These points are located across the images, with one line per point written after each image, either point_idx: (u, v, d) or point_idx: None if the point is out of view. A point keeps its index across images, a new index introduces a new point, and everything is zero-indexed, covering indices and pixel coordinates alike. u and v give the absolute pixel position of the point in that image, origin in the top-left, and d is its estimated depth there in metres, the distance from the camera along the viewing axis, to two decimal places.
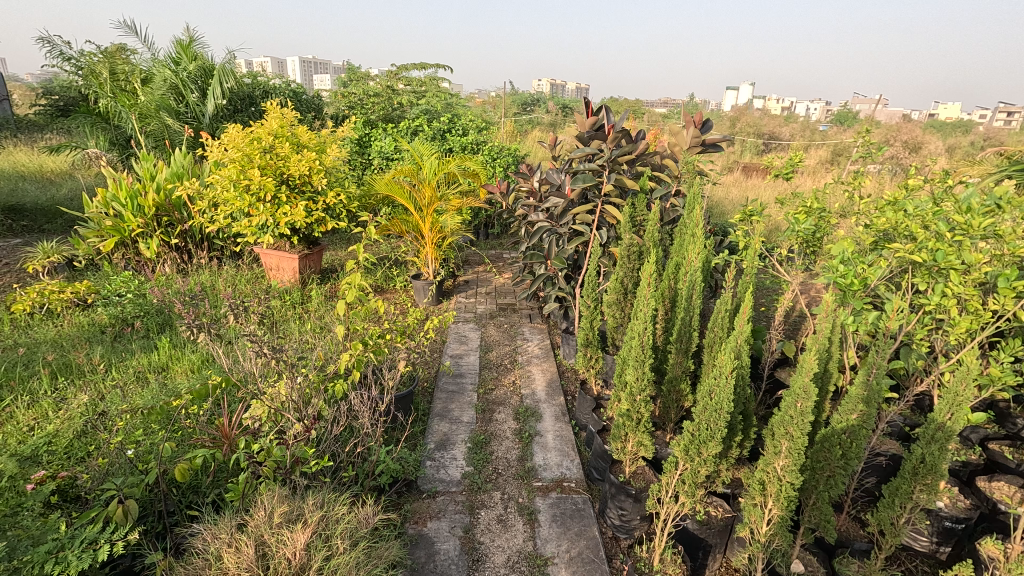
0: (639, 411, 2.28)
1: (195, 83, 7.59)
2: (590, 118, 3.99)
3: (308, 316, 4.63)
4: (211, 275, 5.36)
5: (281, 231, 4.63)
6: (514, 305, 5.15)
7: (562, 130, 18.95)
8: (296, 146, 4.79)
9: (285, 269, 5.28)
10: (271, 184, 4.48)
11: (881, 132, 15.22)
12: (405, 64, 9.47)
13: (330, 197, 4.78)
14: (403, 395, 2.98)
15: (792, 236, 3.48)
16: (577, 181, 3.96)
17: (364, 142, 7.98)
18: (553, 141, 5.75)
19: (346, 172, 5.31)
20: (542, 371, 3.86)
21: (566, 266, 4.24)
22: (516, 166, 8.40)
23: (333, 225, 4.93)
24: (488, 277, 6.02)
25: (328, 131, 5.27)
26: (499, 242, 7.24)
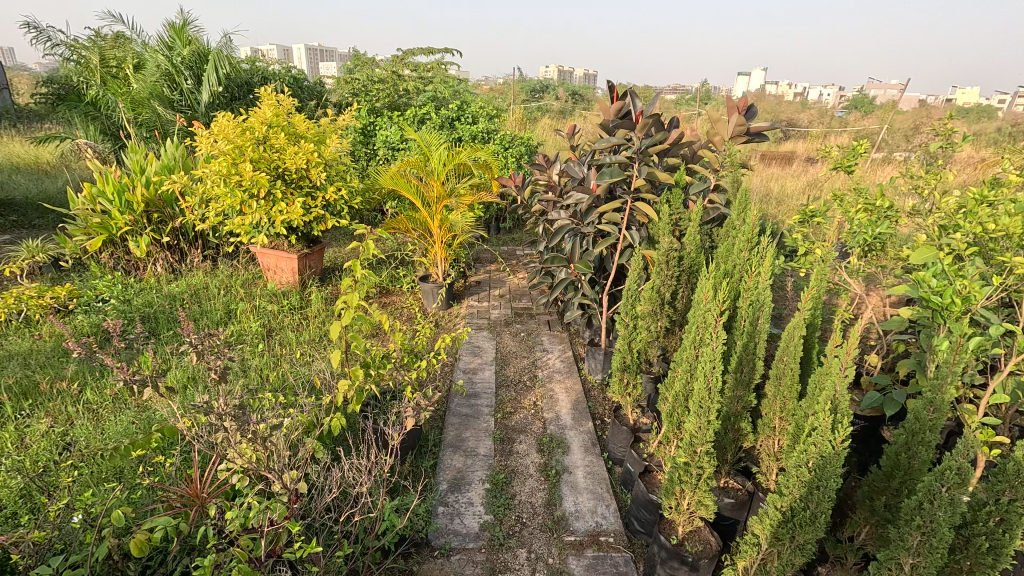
0: (701, 466, 1.86)
1: (190, 70, 7.18)
2: (615, 104, 3.56)
3: (306, 325, 4.24)
4: (204, 277, 4.99)
5: (276, 230, 4.22)
6: (530, 311, 4.74)
7: (574, 117, 18.36)
8: (294, 137, 4.37)
9: (285, 271, 4.92)
10: (265, 179, 4.05)
11: (907, 119, 14.56)
12: (412, 47, 9.03)
13: (330, 192, 4.35)
14: (414, 426, 2.60)
15: (857, 240, 3.04)
16: (603, 176, 3.52)
17: (368, 131, 7.57)
18: (572, 130, 5.31)
19: (348, 165, 4.89)
20: (566, 390, 3.46)
21: (591, 272, 3.81)
22: (530, 156, 7.95)
23: (333, 223, 4.50)
24: (502, 278, 5.60)
25: (329, 120, 4.84)
26: (511, 237, 6.84)
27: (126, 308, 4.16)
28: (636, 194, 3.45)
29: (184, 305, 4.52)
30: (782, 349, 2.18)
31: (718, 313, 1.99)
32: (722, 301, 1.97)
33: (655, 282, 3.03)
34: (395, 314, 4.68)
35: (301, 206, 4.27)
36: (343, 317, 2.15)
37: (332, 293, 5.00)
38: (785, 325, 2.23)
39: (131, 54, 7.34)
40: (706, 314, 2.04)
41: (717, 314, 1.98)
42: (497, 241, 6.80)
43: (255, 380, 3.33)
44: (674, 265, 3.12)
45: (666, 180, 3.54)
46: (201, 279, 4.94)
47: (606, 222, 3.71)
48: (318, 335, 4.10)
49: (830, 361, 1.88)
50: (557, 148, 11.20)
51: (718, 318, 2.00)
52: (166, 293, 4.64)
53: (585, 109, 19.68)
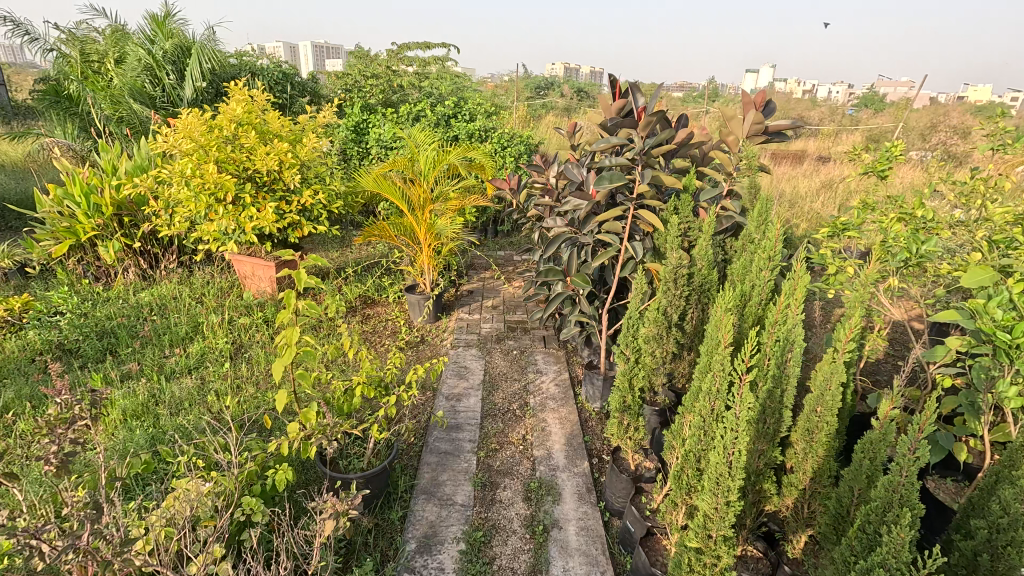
0: (717, 554, 1.48)
1: (173, 64, 6.83)
2: (615, 101, 3.18)
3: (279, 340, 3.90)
4: (175, 286, 4.66)
5: (246, 238, 3.86)
6: (524, 325, 4.37)
7: (578, 114, 17.94)
8: (267, 136, 4.02)
9: (262, 279, 4.61)
10: (232, 182, 3.69)
11: (922, 117, 14.08)
12: (408, 42, 8.66)
13: (306, 196, 3.99)
14: (376, 473, 2.24)
15: (895, 258, 2.64)
16: (603, 181, 3.13)
17: (360, 129, 7.24)
18: (572, 129, 4.94)
19: (330, 165, 4.53)
20: (560, 421, 3.08)
21: (590, 287, 3.43)
22: (530, 155, 7.57)
23: (310, 230, 4.14)
24: (496, 287, 5.22)
25: (309, 118, 4.49)
26: (509, 241, 6.47)
27: (81, 322, 3.81)
28: (639, 202, 3.06)
29: (150, 317, 4.18)
30: (813, 396, 1.79)
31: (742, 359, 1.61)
32: (747, 347, 1.59)
33: (660, 303, 2.65)
34: (378, 328, 4.32)
35: (274, 211, 3.92)
36: (283, 355, 1.79)
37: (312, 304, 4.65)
38: (818, 366, 1.84)
39: (112, 47, 6.99)
40: (723, 356, 1.66)
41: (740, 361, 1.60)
42: (493, 246, 6.42)
43: (212, 407, 2.99)
44: (683, 284, 2.74)
45: (673, 185, 3.15)
46: (172, 288, 4.61)
47: (605, 232, 3.33)
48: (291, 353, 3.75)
49: (885, 424, 1.47)
50: (559, 146, 10.83)
51: (743, 365, 1.62)
52: (131, 304, 4.30)
53: (589, 106, 19.26)
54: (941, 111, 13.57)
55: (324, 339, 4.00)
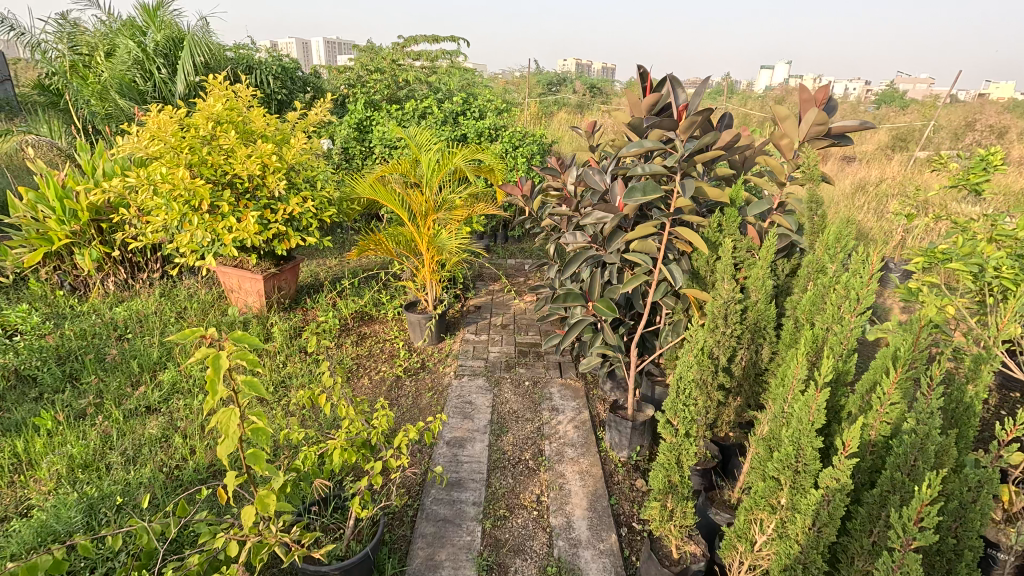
0: None
1: (165, 58, 6.43)
2: (647, 97, 2.71)
3: (261, 367, 3.47)
4: (155, 300, 4.25)
5: (225, 252, 3.43)
6: (537, 349, 3.90)
7: (592, 112, 17.42)
8: (250, 136, 3.59)
9: (250, 292, 4.25)
10: (206, 189, 3.26)
11: (955, 116, 13.37)
12: (416, 35, 8.20)
13: (292, 204, 3.54)
14: (354, 564, 1.79)
15: (1005, 293, 2.12)
16: (633, 194, 2.64)
17: (363, 127, 6.80)
18: (591, 127, 4.67)
19: (323, 168, 4.11)
20: (580, 477, 2.61)
21: (617, 314, 2.94)
22: (544, 155, 7.08)
23: (298, 242, 3.69)
24: (506, 303, 4.76)
25: (299, 116, 4.06)
26: (520, 250, 6.01)
27: (41, 345, 3.39)
28: (676, 223, 2.59)
29: (122, 337, 3.77)
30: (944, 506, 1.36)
31: (913, 513, 1.19)
32: (927, 503, 1.17)
33: (707, 345, 2.17)
34: (375, 352, 3.88)
35: (257, 221, 3.48)
36: (223, 441, 1.34)
37: (303, 322, 4.22)
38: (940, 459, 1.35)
39: (101, 39, 6.60)
40: (850, 468, 1.25)
41: (913, 514, 1.19)
42: (502, 254, 5.96)
43: (176, 455, 2.56)
44: (735, 320, 2.25)
45: (717, 198, 2.66)
46: (151, 301, 4.20)
47: (635, 251, 2.84)
48: (275, 383, 3.33)
49: None
50: (573, 145, 10.32)
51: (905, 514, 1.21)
52: (103, 320, 3.90)
53: (603, 103, 18.72)
54: (976, 111, 12.85)
55: (313, 366, 3.57)
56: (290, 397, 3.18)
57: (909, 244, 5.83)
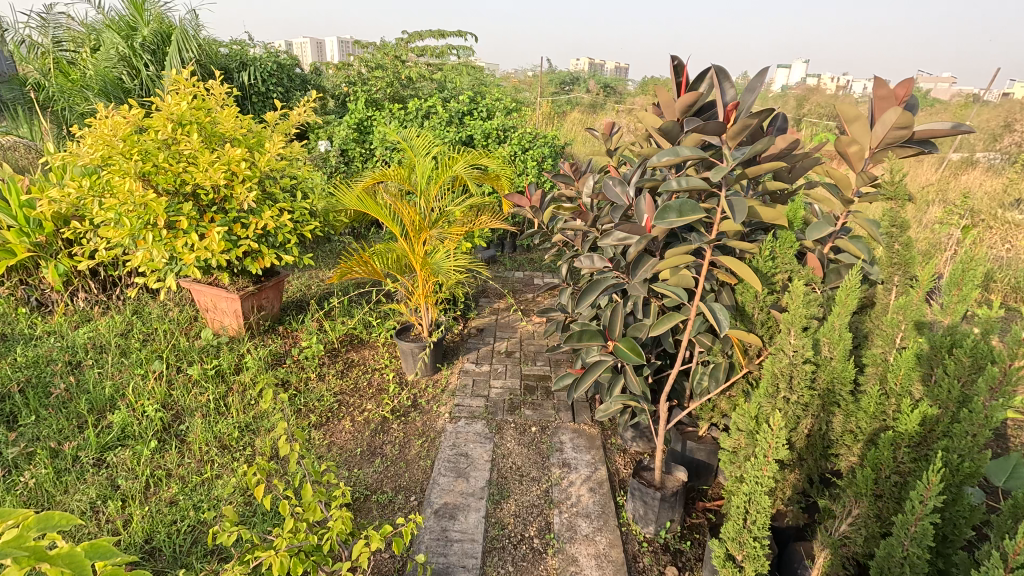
0: None
1: (153, 54, 6.02)
2: (684, 95, 2.22)
3: (229, 405, 3.03)
4: (121, 319, 3.82)
5: (186, 273, 2.97)
6: (546, 383, 3.40)
7: (606, 112, 16.87)
8: (218, 139, 3.14)
9: (226, 313, 3.81)
10: (162, 202, 2.80)
11: (992, 117, 12.62)
12: (421, 30, 7.74)
13: (265, 218, 3.08)
14: None
15: None
16: (670, 215, 2.11)
17: (362, 127, 6.34)
18: (608, 128, 4.21)
19: (307, 174, 3.66)
20: (597, 565, 2.11)
21: (644, 359, 2.42)
22: (556, 159, 6.59)
23: (273, 261, 3.22)
24: (511, 325, 4.27)
25: (280, 118, 3.62)
26: (527, 263, 5.53)
27: None
28: (720, 254, 2.06)
29: (79, 366, 3.35)
30: None
31: None
32: None
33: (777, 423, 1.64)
34: (362, 386, 3.42)
35: (223, 237, 3.02)
36: None
37: (283, 348, 3.77)
38: None
39: (86, 34, 6.20)
40: None
41: None
42: (509, 267, 5.46)
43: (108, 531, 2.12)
44: (805, 385, 1.73)
45: (771, 221, 2.14)
46: (117, 321, 3.78)
47: (668, 284, 2.31)
48: (244, 426, 2.89)
49: None
50: (585, 146, 9.81)
51: None
52: (59, 343, 3.48)
53: (617, 103, 18.11)
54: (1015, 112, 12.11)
55: (290, 404, 3.12)
56: (260, 446, 2.73)
57: (960, 260, 5.25)
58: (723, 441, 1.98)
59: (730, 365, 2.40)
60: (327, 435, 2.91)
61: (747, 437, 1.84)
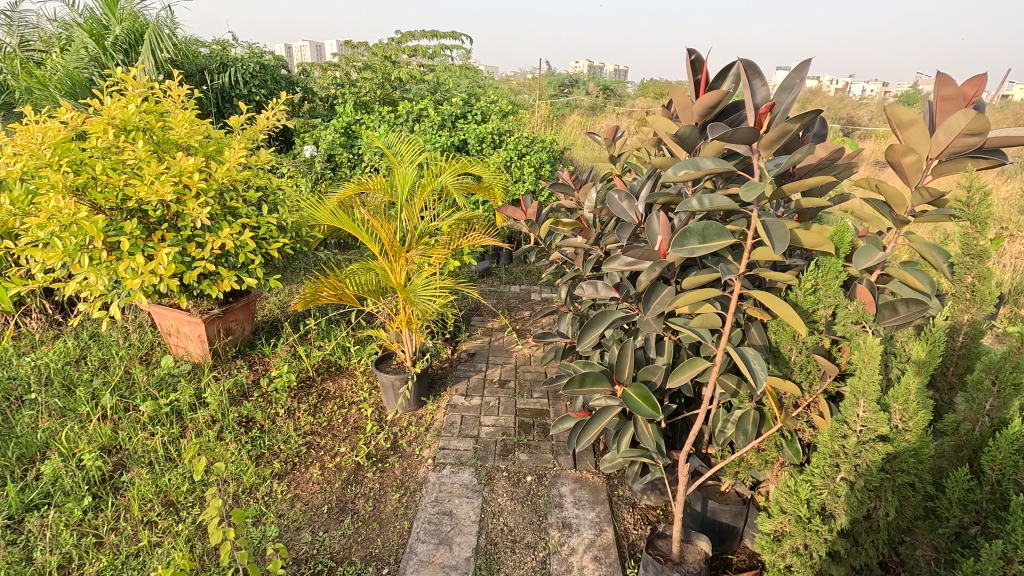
0: None
1: (125, 54, 5.64)
2: (707, 95, 1.86)
3: (181, 449, 2.64)
4: (72, 344, 3.42)
5: (130, 300, 2.59)
6: (543, 421, 3.03)
7: (606, 115, 16.54)
8: (170, 147, 2.77)
9: (190, 337, 3.44)
10: (98, 220, 2.42)
11: (1003, 120, 12.27)
12: (413, 29, 7.38)
13: (223, 236, 2.70)
14: None
15: None
16: (694, 243, 1.72)
17: (350, 131, 5.97)
18: (611, 133, 3.85)
19: (276, 185, 3.29)
20: None
21: (658, 413, 1.98)
22: (554, 164, 6.22)
23: (235, 284, 2.84)
24: (505, 348, 3.89)
25: (246, 123, 3.25)
26: (523, 278, 5.16)
27: None
28: (756, 291, 1.69)
29: (17, 402, 2.96)
30: None
31: None
32: None
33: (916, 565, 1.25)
34: (336, 424, 3.03)
35: (174, 259, 2.64)
36: None
37: (251, 378, 3.39)
38: None
39: (56, 32, 5.82)
40: None
41: None
42: (504, 282, 5.09)
43: None
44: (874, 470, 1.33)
45: (814, 248, 1.76)
46: (67, 347, 3.39)
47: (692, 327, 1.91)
48: (196, 476, 2.50)
49: None
50: (585, 152, 9.46)
51: None
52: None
53: (617, 105, 17.78)
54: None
55: (252, 449, 2.74)
56: (211, 502, 2.34)
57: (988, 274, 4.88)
58: (760, 523, 1.61)
59: (760, 416, 2.03)
60: (291, 487, 2.53)
61: (794, 526, 1.47)
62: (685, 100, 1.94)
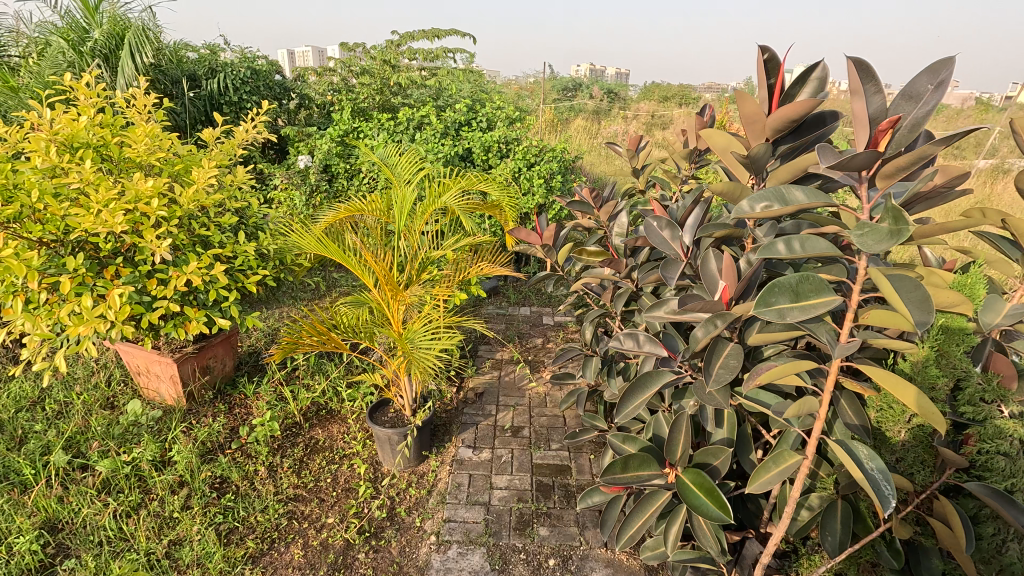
0: None
1: (105, 59, 5.23)
2: (806, 101, 1.47)
3: (138, 526, 2.23)
4: (28, 389, 3.02)
5: (75, 350, 2.18)
6: (565, 481, 2.60)
7: (613, 120, 16.13)
8: (130, 168, 2.38)
9: (161, 378, 3.04)
10: (33, 258, 2.02)
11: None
12: (414, 31, 7.01)
13: (188, 271, 2.28)
14: None
15: None
16: (783, 302, 1.29)
17: (348, 140, 5.58)
18: (635, 144, 3.45)
19: (257, 207, 2.89)
20: None
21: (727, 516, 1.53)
22: (565, 174, 5.81)
23: (204, 325, 2.42)
24: (517, 385, 3.47)
25: (219, 136, 2.83)
26: (534, 299, 4.74)
27: None
28: (867, 367, 1.26)
29: None
30: None
31: None
32: None
33: None
34: (324, 486, 2.61)
35: (129, 299, 2.24)
36: None
37: (230, 426, 2.99)
38: None
39: (34, 38, 5.46)
40: None
41: None
42: (513, 305, 4.66)
43: None
44: None
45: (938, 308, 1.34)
46: (22, 392, 2.99)
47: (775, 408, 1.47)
48: (152, 563, 2.08)
49: None
50: (594, 159, 9.04)
51: None
52: None
53: (623, 109, 17.39)
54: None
55: (223, 522, 2.32)
56: None
57: None
58: None
59: (853, 511, 1.59)
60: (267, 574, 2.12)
61: None
62: (754, 109, 1.54)
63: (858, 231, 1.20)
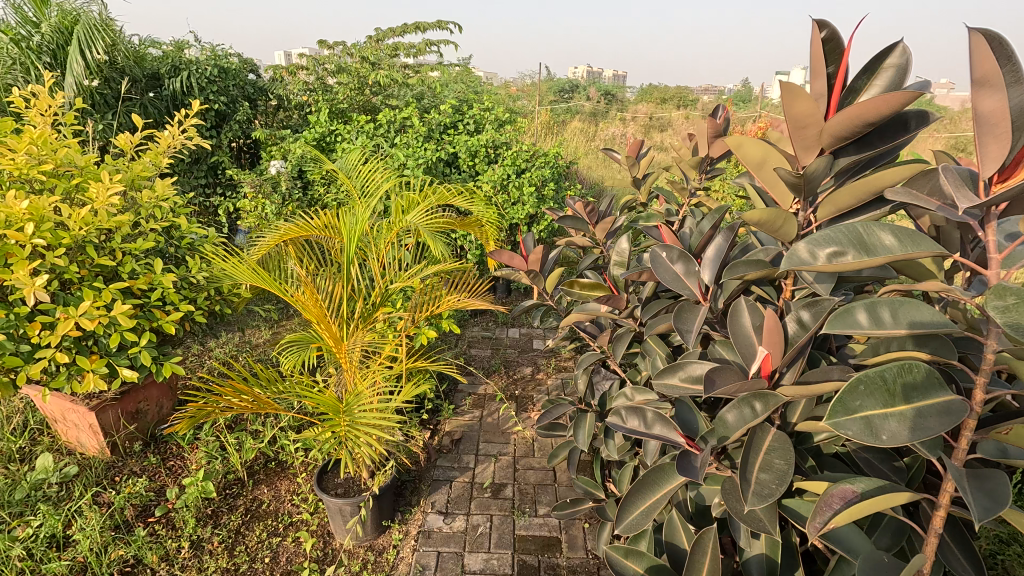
0: None
1: (53, 56, 4.73)
2: (906, 94, 0.98)
3: None
4: None
5: None
6: (551, 563, 2.14)
7: (610, 121, 15.69)
8: (10, 184, 1.91)
9: (79, 426, 2.57)
10: None
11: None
12: (399, 26, 6.55)
13: (77, 313, 1.81)
14: None
15: None
16: (873, 409, 0.84)
17: (323, 145, 5.12)
18: (634, 150, 3.00)
19: (188, 229, 2.42)
20: None
21: None
22: (560, 179, 5.35)
23: (104, 378, 1.95)
24: (500, 428, 3.01)
25: (139, 142, 2.36)
26: (524, 321, 4.28)
27: None
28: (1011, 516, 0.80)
29: None
30: None
31: None
32: None
33: None
34: (261, 568, 2.15)
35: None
36: None
37: (158, 486, 2.51)
38: None
39: None
40: None
41: None
42: (499, 327, 4.21)
43: None
44: None
45: None
46: None
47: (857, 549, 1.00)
48: None
49: None
50: (590, 163, 8.61)
51: None
52: None
53: (621, 110, 16.97)
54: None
55: None
56: None
57: None
58: None
59: None
60: None
61: None
62: (808, 108, 1.10)
63: (998, 301, 0.78)
